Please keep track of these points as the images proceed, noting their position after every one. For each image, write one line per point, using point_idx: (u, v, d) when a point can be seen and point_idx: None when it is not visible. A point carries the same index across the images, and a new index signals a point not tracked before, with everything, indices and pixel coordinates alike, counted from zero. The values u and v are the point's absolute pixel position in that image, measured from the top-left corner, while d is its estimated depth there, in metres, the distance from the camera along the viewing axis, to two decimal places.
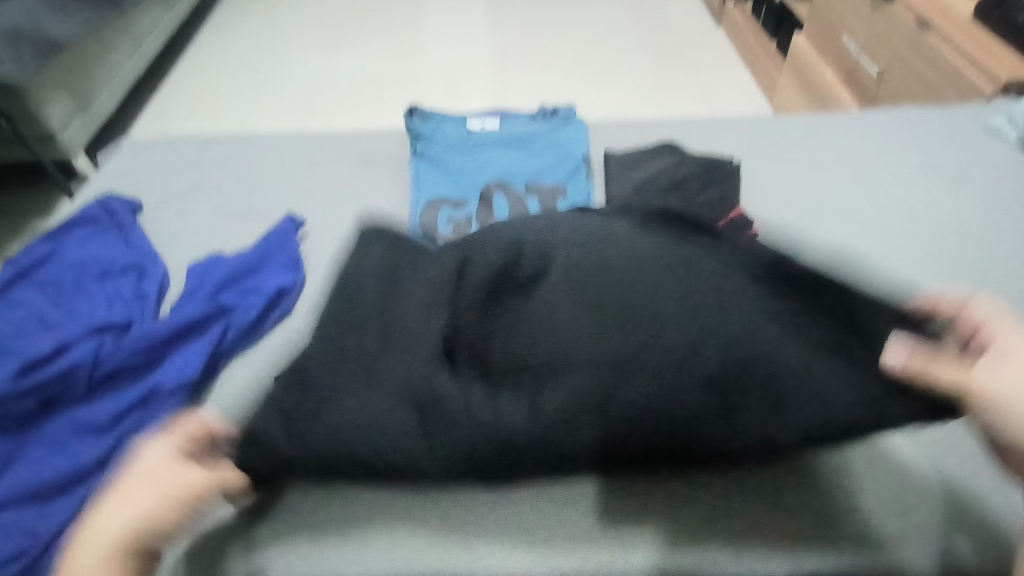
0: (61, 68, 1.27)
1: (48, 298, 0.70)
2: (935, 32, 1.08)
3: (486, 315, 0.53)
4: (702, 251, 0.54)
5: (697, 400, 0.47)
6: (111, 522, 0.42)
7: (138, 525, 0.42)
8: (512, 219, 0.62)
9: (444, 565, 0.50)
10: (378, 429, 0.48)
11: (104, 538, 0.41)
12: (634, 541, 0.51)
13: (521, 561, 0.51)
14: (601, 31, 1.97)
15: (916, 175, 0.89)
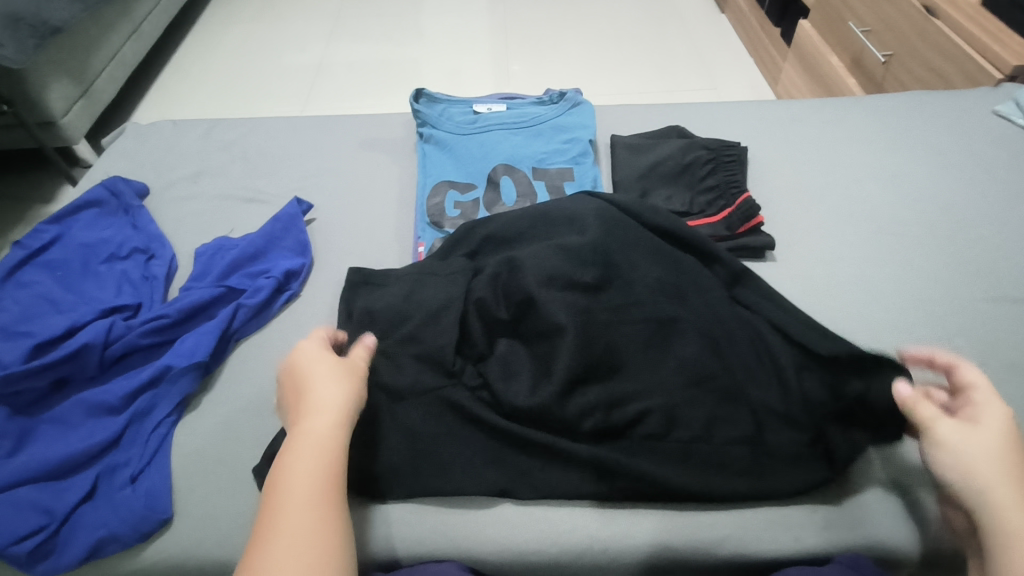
0: (61, 51, 1.26)
1: (57, 280, 0.70)
2: (942, 18, 1.08)
3: (499, 376, 0.58)
4: (692, 317, 0.60)
5: (682, 472, 0.55)
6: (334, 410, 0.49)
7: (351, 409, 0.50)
8: (518, 255, 0.63)
9: (459, 543, 0.55)
10: (409, 472, 0.56)
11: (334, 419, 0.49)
12: (633, 521, 0.56)
13: (529, 540, 0.55)
14: (603, 16, 1.96)
15: (922, 159, 0.89)
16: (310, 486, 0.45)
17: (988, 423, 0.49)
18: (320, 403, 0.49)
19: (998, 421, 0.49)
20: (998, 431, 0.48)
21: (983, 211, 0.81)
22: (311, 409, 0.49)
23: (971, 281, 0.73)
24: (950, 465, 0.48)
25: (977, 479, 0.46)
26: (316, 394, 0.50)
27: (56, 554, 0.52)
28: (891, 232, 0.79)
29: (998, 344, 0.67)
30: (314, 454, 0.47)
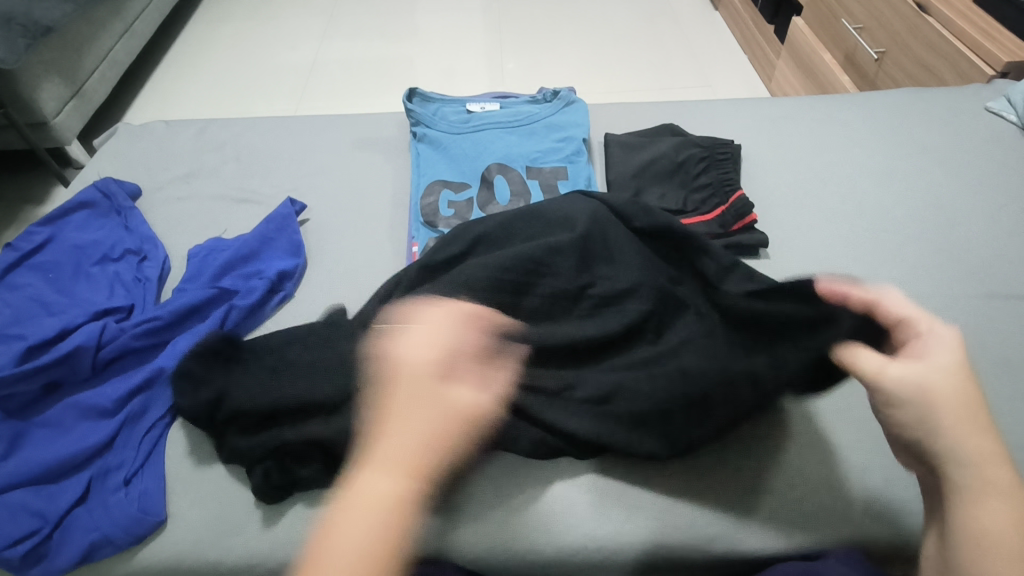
0: (51, 51, 1.25)
1: (49, 282, 0.70)
2: (935, 14, 1.08)
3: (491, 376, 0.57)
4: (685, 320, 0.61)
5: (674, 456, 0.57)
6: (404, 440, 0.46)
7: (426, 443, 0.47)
8: (509, 254, 0.62)
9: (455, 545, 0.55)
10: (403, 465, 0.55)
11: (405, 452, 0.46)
12: (629, 522, 0.56)
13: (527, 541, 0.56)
14: (597, 14, 1.95)
15: (917, 156, 0.89)
16: (376, 506, 0.43)
17: (942, 367, 0.48)
18: (387, 452, 0.46)
19: (948, 363, 0.49)
20: (951, 375, 0.48)
21: (975, 208, 0.81)
22: (407, 427, 0.47)
23: (963, 277, 0.74)
24: (924, 424, 0.47)
25: (958, 443, 0.46)
26: (404, 411, 0.48)
27: (49, 558, 0.52)
28: (883, 228, 0.80)
29: (989, 340, 0.67)
30: (393, 469, 0.45)
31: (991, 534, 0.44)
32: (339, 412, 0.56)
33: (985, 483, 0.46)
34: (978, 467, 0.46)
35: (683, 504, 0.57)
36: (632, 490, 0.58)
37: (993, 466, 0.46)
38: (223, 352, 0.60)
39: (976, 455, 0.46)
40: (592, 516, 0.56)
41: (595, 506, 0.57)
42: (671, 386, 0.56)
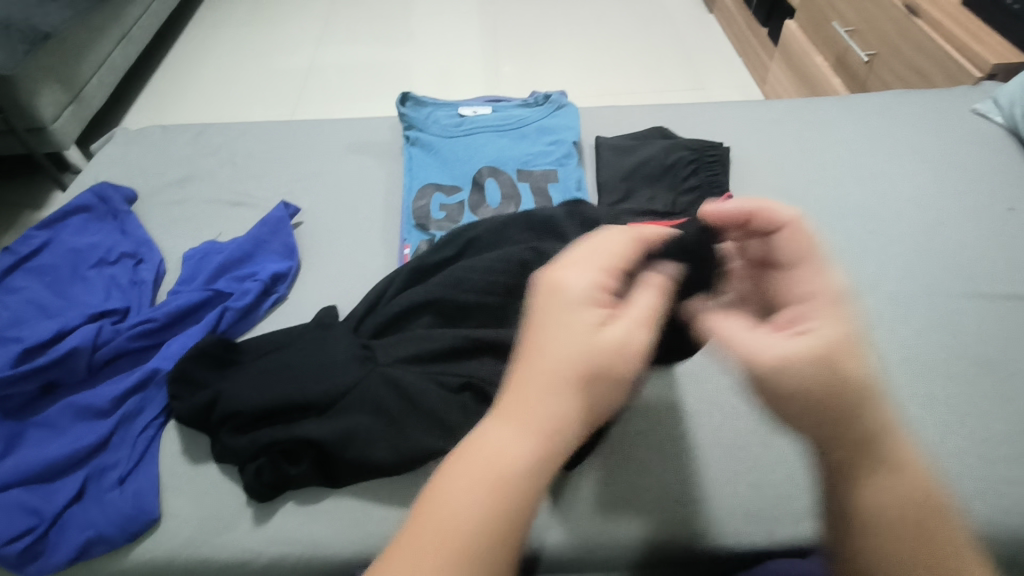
0: (48, 57, 1.26)
1: (45, 284, 0.71)
2: (924, 17, 1.09)
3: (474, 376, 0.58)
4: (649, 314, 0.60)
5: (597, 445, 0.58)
6: (538, 391, 0.36)
7: (563, 400, 0.36)
8: (496, 259, 0.64)
9: None
10: (389, 466, 0.55)
11: (533, 408, 0.36)
12: (628, 520, 0.57)
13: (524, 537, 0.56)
14: (592, 18, 1.97)
15: (904, 157, 0.90)
16: (487, 472, 0.35)
17: (824, 336, 0.38)
18: (516, 404, 0.36)
19: (834, 333, 0.38)
20: (833, 348, 0.37)
21: (961, 208, 0.82)
22: (542, 362, 0.37)
23: (947, 277, 0.75)
24: (802, 407, 0.37)
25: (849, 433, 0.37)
26: (540, 346, 0.37)
27: (46, 555, 0.53)
28: (870, 229, 0.81)
29: (971, 339, 0.68)
30: (518, 421, 0.36)
31: (881, 537, 0.37)
32: (331, 412, 0.57)
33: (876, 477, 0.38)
34: (869, 451, 0.38)
35: (677, 502, 0.58)
36: (630, 490, 0.58)
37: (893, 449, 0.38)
38: (221, 355, 0.62)
39: (869, 436, 0.38)
40: (590, 517, 0.57)
41: (593, 505, 0.57)
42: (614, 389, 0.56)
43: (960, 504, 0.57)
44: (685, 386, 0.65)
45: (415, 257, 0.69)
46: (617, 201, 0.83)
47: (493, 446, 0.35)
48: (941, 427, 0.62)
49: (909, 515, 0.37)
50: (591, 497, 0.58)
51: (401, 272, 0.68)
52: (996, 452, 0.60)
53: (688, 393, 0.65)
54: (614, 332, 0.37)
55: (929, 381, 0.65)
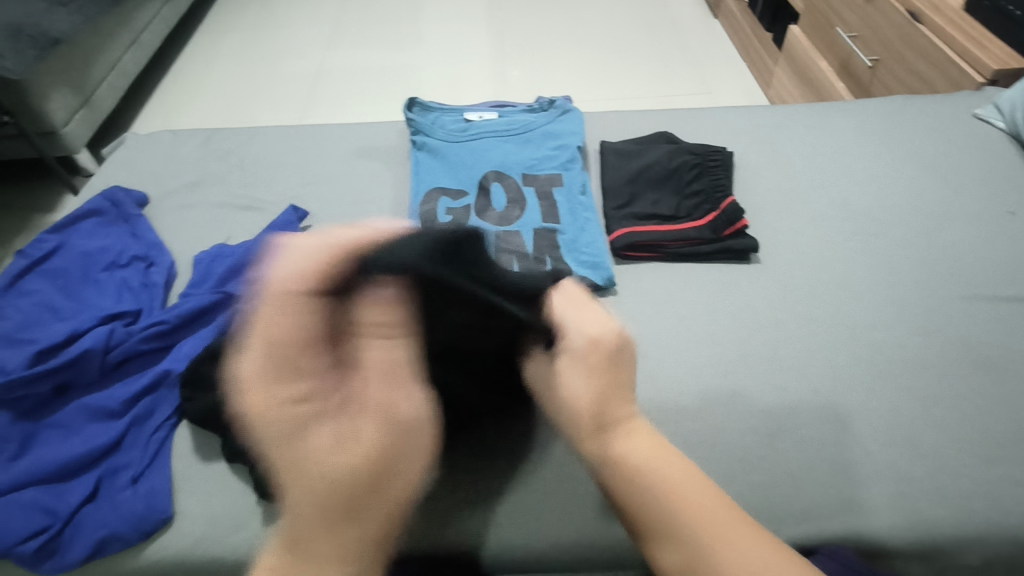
0: (60, 63, 1.28)
1: (58, 288, 0.72)
2: (927, 24, 1.10)
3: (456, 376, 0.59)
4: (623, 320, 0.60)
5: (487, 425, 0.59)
6: (315, 524, 0.39)
7: (341, 521, 0.39)
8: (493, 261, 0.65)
9: (452, 543, 0.57)
10: None
11: (316, 538, 0.39)
12: None
13: (522, 539, 0.58)
14: (597, 23, 1.98)
15: (906, 162, 0.91)
16: None
17: (572, 399, 0.53)
18: (303, 538, 0.39)
19: (578, 393, 0.52)
20: (596, 387, 0.52)
21: (963, 212, 0.83)
22: (301, 501, 0.39)
23: (949, 280, 0.75)
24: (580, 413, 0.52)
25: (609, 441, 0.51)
26: (299, 486, 0.38)
27: (60, 553, 0.54)
28: (873, 233, 0.81)
29: (972, 342, 0.69)
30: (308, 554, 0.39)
31: (635, 515, 0.49)
32: None
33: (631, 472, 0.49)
34: (623, 457, 0.50)
35: None
36: None
37: (638, 463, 0.49)
38: None
39: (617, 446, 0.51)
40: (589, 519, 0.58)
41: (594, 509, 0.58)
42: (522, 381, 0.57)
43: (963, 506, 0.58)
44: (692, 387, 0.66)
45: None
46: (621, 205, 0.83)
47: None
48: (943, 429, 0.62)
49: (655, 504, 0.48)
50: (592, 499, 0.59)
51: None
52: (998, 453, 0.61)
53: (697, 394, 0.65)
54: (356, 441, 0.39)
55: (932, 384, 0.66)
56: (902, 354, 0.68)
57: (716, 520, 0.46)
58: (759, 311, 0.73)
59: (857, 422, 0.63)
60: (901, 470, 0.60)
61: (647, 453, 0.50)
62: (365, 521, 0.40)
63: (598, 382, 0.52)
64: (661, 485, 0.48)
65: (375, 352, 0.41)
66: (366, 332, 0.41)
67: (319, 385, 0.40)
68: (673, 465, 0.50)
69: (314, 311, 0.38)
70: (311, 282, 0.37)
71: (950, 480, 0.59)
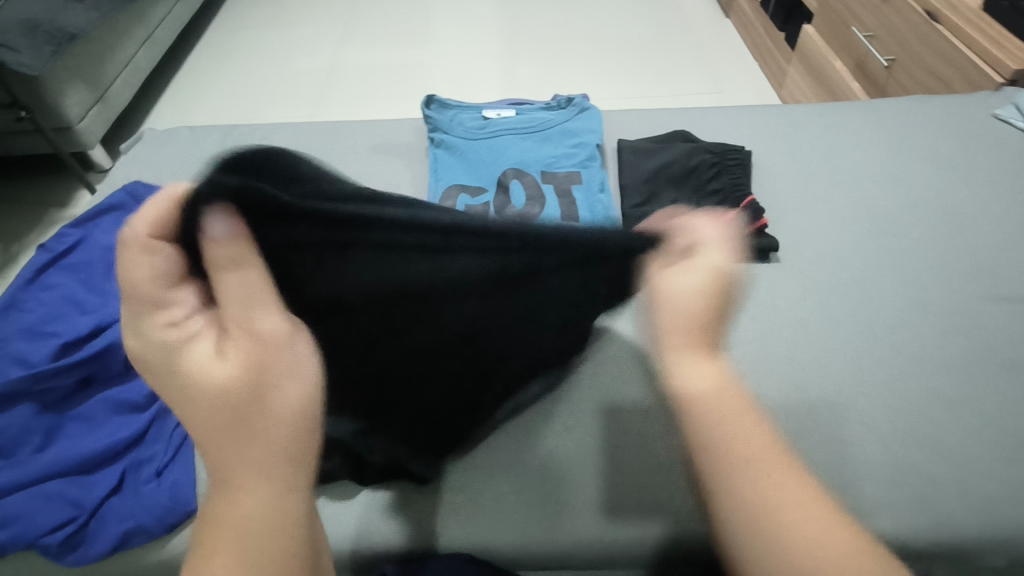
0: (76, 59, 1.28)
1: (81, 282, 0.73)
2: (944, 23, 1.09)
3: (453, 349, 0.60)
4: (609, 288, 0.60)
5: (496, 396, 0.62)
6: (224, 448, 0.38)
7: (242, 435, 0.38)
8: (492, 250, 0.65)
9: (453, 542, 0.58)
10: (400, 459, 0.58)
11: (229, 462, 0.37)
12: (638, 527, 0.58)
13: (520, 539, 0.58)
14: (607, 21, 1.98)
15: (926, 161, 0.90)
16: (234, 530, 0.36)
17: (677, 312, 0.46)
18: (229, 465, 0.38)
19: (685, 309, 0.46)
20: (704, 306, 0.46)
21: (984, 212, 0.83)
22: (206, 432, 0.38)
23: (971, 280, 0.75)
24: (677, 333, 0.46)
25: (698, 371, 0.45)
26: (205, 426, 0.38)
27: (85, 545, 0.54)
28: (893, 232, 0.81)
29: (995, 342, 0.69)
30: (240, 479, 0.37)
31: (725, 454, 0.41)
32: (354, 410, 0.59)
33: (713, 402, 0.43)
34: (711, 391, 0.44)
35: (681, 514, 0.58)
36: (641, 499, 0.59)
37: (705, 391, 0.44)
38: None
39: (706, 381, 0.44)
40: (594, 522, 0.58)
41: (602, 512, 0.58)
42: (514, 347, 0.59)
43: (988, 508, 0.57)
44: None
45: None
46: (639, 204, 0.83)
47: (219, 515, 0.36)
48: (968, 429, 0.62)
49: (746, 443, 0.41)
50: (596, 502, 0.59)
51: None
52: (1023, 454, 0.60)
53: None
54: (230, 356, 0.39)
55: (954, 384, 0.66)
56: (924, 354, 0.68)
57: (770, 470, 0.40)
58: (780, 310, 0.73)
59: (880, 423, 0.63)
60: (925, 470, 0.60)
61: (718, 389, 0.44)
62: (262, 433, 0.38)
63: (709, 306, 0.46)
64: (720, 419, 0.43)
65: (232, 272, 0.40)
66: (223, 259, 0.40)
67: (192, 320, 0.41)
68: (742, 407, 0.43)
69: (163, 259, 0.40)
70: (156, 228, 0.39)
71: (975, 482, 0.59)
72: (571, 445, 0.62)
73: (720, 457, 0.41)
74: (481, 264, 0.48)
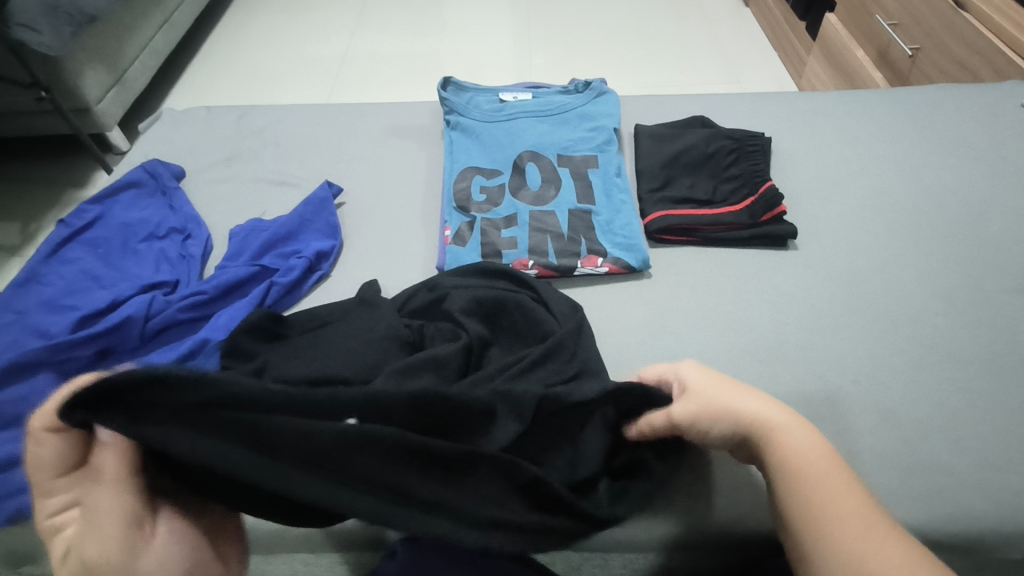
0: (94, 39, 1.29)
1: (99, 257, 0.73)
2: (972, 11, 1.06)
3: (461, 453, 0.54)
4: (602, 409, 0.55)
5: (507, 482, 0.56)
6: None
7: None
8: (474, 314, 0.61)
9: None
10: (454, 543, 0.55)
11: None
12: (644, 524, 0.57)
13: None
14: (624, 9, 1.95)
15: (950, 151, 0.88)
16: None
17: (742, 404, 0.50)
18: None
19: (739, 403, 0.50)
20: (721, 384, 0.52)
21: (1010, 205, 0.81)
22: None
23: (994, 272, 0.74)
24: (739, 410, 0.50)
25: (793, 449, 0.47)
26: None
27: None
28: (914, 223, 0.80)
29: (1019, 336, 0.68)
30: None
31: (833, 513, 0.44)
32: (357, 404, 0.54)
33: (803, 499, 0.45)
34: (810, 457, 0.47)
35: (686, 508, 0.58)
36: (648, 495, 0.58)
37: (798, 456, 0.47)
38: (269, 328, 0.62)
39: (799, 448, 0.48)
40: None
41: None
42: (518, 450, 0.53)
43: (1010, 501, 0.56)
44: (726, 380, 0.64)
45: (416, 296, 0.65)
46: (656, 188, 0.82)
47: None
48: (988, 423, 0.61)
49: (853, 512, 0.44)
50: None
51: (424, 308, 0.63)
52: None
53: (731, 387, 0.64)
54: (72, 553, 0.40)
55: (974, 376, 0.65)
56: (944, 345, 0.67)
57: (860, 529, 0.43)
58: (798, 299, 0.72)
59: (899, 413, 0.62)
60: (945, 463, 0.58)
61: (817, 463, 0.47)
62: None
63: (733, 391, 0.51)
64: (817, 485, 0.45)
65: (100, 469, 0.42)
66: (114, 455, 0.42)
67: (65, 511, 0.42)
68: (830, 473, 0.46)
69: (53, 451, 0.41)
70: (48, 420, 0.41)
71: (994, 476, 0.58)
72: None
73: (810, 521, 0.44)
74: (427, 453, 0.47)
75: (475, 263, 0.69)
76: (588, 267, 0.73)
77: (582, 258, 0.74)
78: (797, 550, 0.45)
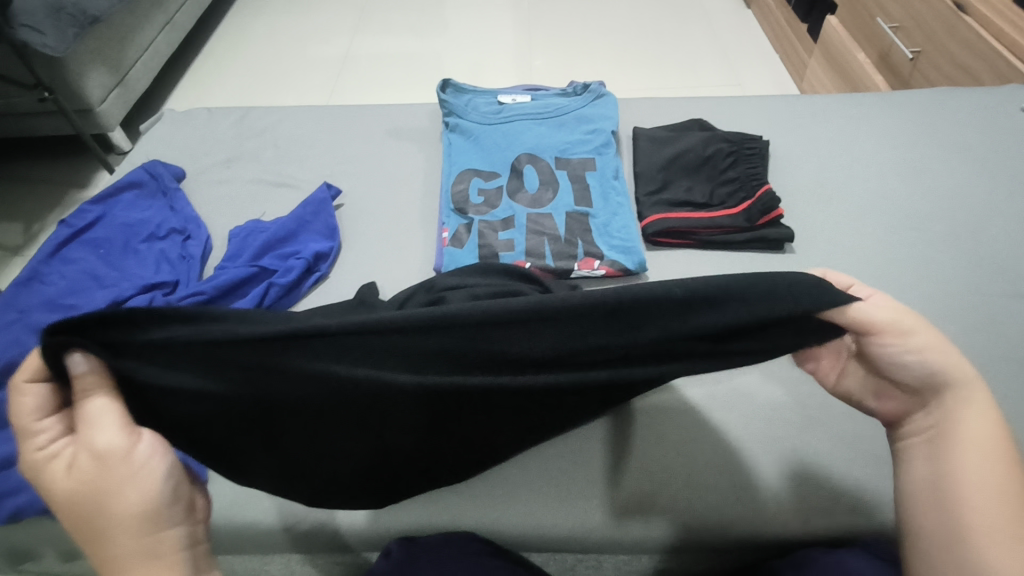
0: (96, 40, 1.29)
1: (100, 257, 0.74)
2: (973, 15, 1.07)
3: (452, 439, 0.51)
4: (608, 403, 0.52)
5: (496, 455, 0.55)
6: (109, 539, 0.41)
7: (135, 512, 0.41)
8: (472, 292, 0.61)
9: (451, 523, 0.58)
10: (451, 543, 0.56)
11: (108, 552, 0.41)
12: (642, 526, 0.57)
13: (517, 524, 0.58)
14: (625, 11, 1.96)
15: (950, 155, 0.89)
16: (163, 565, 0.42)
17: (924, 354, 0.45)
18: (129, 534, 0.41)
19: (942, 357, 0.45)
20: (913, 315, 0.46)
21: (1008, 209, 0.81)
22: (68, 514, 0.42)
23: (991, 276, 0.74)
24: (936, 358, 0.45)
25: (963, 422, 0.45)
26: (83, 514, 0.41)
27: None
28: (914, 227, 0.80)
29: (1016, 341, 0.68)
30: (152, 550, 0.42)
31: (973, 490, 0.43)
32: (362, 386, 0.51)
33: (945, 470, 0.44)
34: (983, 437, 0.44)
35: (685, 511, 0.58)
36: (647, 498, 0.58)
37: (976, 441, 0.44)
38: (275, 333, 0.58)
39: (967, 423, 0.45)
40: (602, 523, 0.57)
41: (607, 512, 0.58)
42: (514, 430, 0.51)
43: None
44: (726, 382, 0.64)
45: (418, 288, 0.66)
46: (653, 191, 0.83)
47: (117, 564, 0.41)
48: None
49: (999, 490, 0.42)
50: (609, 508, 0.58)
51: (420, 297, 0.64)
52: None
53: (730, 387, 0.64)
54: (72, 478, 0.41)
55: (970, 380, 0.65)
56: None
57: (1003, 508, 0.42)
58: None
59: None
60: None
61: (985, 441, 0.44)
62: (109, 529, 0.41)
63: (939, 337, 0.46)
64: (971, 459, 0.43)
65: (83, 400, 0.41)
66: (89, 387, 0.41)
67: (58, 442, 0.43)
68: (1008, 466, 0.43)
69: (36, 397, 0.42)
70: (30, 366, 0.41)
71: None
72: (576, 437, 0.61)
73: (943, 490, 0.44)
74: (409, 410, 0.46)
75: (475, 263, 0.68)
76: (585, 270, 0.74)
77: (579, 261, 0.74)
78: (940, 529, 0.43)
